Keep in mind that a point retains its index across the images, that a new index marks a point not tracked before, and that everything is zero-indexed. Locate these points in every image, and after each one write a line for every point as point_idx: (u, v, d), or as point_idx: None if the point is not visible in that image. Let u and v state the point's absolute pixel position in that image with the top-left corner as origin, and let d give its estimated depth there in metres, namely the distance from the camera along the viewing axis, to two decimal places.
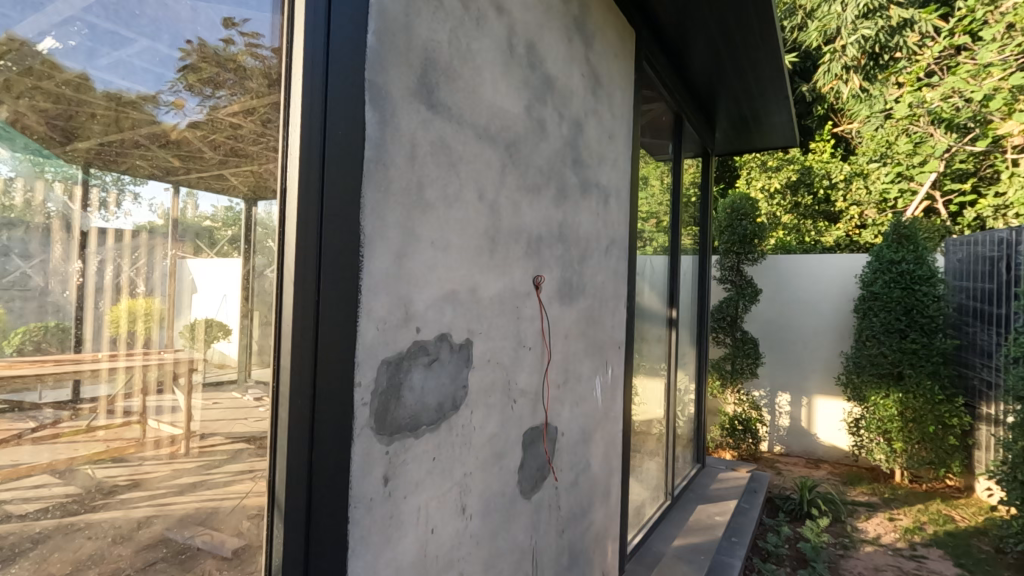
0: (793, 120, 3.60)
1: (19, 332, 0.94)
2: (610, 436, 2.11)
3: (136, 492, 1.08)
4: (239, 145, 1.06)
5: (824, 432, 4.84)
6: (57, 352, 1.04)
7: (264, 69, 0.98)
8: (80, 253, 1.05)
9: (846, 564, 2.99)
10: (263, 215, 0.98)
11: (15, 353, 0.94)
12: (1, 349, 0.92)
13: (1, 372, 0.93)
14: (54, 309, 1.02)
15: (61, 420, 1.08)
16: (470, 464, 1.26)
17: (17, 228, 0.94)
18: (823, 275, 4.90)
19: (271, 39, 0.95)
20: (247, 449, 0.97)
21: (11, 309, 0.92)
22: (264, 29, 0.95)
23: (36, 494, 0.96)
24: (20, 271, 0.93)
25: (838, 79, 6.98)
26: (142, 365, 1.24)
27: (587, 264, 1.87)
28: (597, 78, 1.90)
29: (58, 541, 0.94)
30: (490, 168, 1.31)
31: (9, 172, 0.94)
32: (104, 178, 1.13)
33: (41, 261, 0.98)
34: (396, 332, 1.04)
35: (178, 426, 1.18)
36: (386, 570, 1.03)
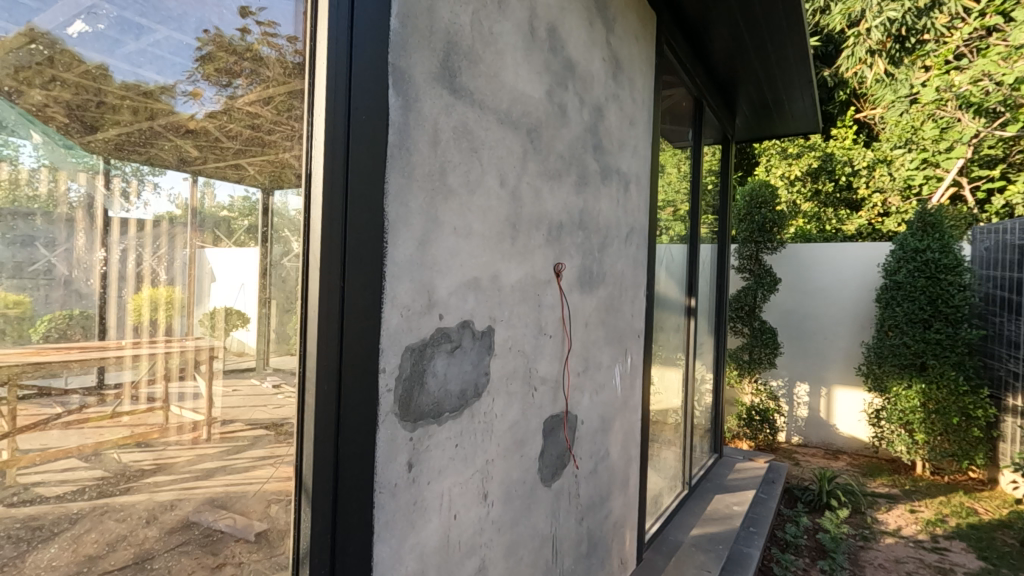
0: (816, 105, 3.51)
1: (44, 321, 1.05)
2: (629, 425, 2.10)
3: (160, 475, 1.30)
4: (258, 134, 1.10)
5: (843, 423, 4.78)
6: (82, 339, 1.20)
7: (279, 58, 0.98)
8: (103, 242, 1.25)
9: (866, 555, 2.96)
10: (280, 205, 1.00)
11: (41, 340, 1.04)
12: (30, 336, 1.02)
13: (30, 356, 1.03)
14: (78, 297, 1.16)
15: (87, 405, 1.28)
16: (493, 452, 1.27)
17: (40, 217, 1.03)
18: (844, 264, 4.81)
19: (289, 27, 0.93)
20: (269, 435, 1.03)
21: (38, 297, 1.01)
22: (283, 19, 0.94)
23: (65, 475, 1.12)
24: (45, 261, 1.02)
25: (862, 63, 6.82)
26: (164, 352, 1.52)
27: (607, 252, 1.85)
28: (618, 63, 1.87)
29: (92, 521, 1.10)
30: (511, 154, 1.30)
31: (33, 164, 1.02)
32: (124, 168, 1.30)
33: (65, 249, 1.10)
34: (419, 319, 1.04)
35: (199, 412, 1.41)
36: (411, 555, 1.03)
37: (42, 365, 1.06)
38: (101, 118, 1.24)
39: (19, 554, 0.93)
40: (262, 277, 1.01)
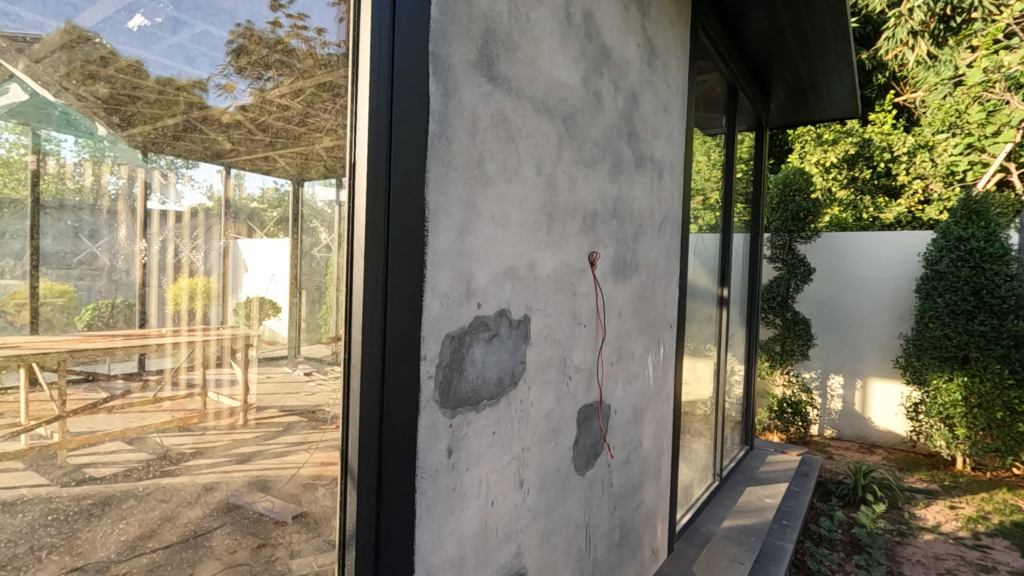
0: (856, 88, 3.39)
1: (87, 309, 1.41)
2: (661, 415, 2.09)
3: (201, 458, 1.76)
4: (288, 125, 1.49)
5: (879, 417, 4.66)
6: (123, 327, 1.59)
7: (307, 48, 1.18)
8: (140, 236, 1.60)
9: (904, 551, 2.89)
10: (308, 195, 1.23)
11: (84, 327, 1.40)
12: (75, 323, 1.39)
13: (79, 342, 1.40)
14: (121, 291, 1.57)
15: (131, 391, 1.74)
16: (528, 440, 1.27)
17: (81, 211, 1.37)
18: (883, 254, 4.67)
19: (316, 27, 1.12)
20: (304, 422, 1.38)
21: (80, 288, 1.39)
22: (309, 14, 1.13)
23: (110, 459, 1.53)
24: (87, 251, 1.39)
25: (903, 45, 6.56)
26: (203, 340, 1.97)
27: (641, 241, 1.83)
28: (653, 48, 1.84)
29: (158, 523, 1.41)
30: (548, 143, 1.29)
31: (73, 160, 1.33)
32: (160, 161, 1.67)
33: (105, 244, 1.46)
34: (458, 307, 1.05)
35: (235, 399, 1.99)
36: (450, 539, 1.05)
37: (82, 353, 1.41)
38: (138, 115, 1.62)
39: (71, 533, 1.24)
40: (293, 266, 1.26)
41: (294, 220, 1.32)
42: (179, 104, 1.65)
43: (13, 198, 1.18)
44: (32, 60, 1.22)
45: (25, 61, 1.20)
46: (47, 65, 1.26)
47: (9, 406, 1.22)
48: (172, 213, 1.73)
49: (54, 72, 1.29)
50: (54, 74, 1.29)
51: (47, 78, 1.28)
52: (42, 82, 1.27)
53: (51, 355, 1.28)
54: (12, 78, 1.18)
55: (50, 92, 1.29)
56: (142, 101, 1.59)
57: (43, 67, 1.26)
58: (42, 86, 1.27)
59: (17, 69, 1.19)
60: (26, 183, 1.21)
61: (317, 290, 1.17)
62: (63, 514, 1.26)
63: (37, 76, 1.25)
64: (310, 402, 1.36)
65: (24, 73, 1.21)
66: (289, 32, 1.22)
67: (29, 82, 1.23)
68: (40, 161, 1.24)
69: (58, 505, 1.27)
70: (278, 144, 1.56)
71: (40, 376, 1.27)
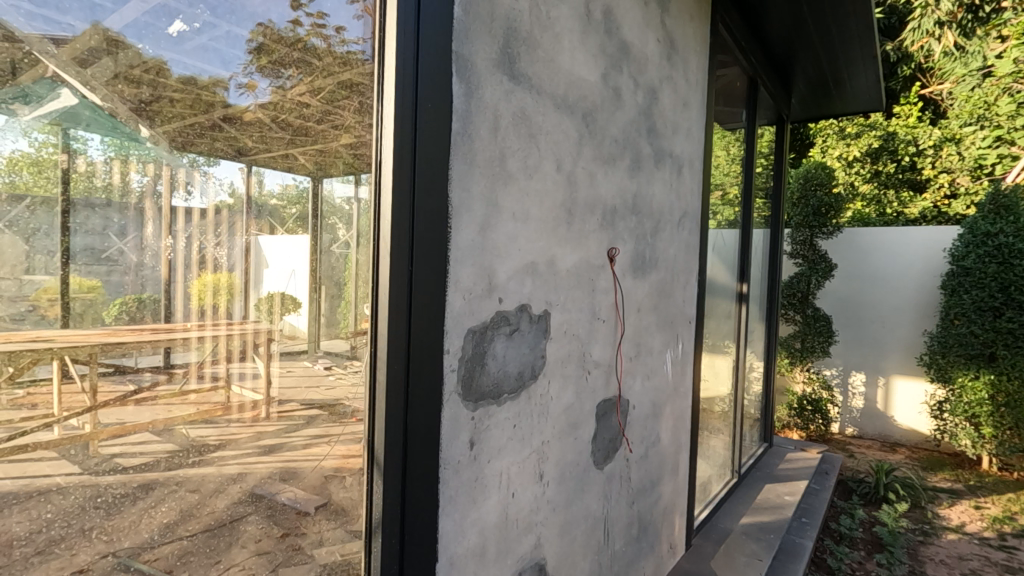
0: (880, 80, 3.32)
1: (117, 304, 1.48)
2: (679, 411, 2.09)
3: (225, 450, 1.80)
4: (309, 123, 1.53)
5: (902, 415, 4.59)
6: (151, 321, 1.70)
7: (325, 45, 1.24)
8: (168, 231, 1.71)
9: (927, 551, 2.85)
10: (329, 193, 1.27)
11: (114, 321, 1.47)
12: (106, 316, 1.45)
13: (109, 337, 1.48)
14: (150, 284, 1.65)
15: (158, 384, 1.90)
16: (548, 433, 1.29)
17: (111, 208, 1.44)
18: (908, 250, 4.58)
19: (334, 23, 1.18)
20: (323, 415, 1.47)
21: (111, 283, 1.43)
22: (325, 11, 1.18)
23: (141, 447, 1.61)
24: (118, 247, 1.47)
25: (929, 36, 6.40)
26: (225, 334, 2.11)
27: (660, 236, 1.83)
28: (672, 43, 1.83)
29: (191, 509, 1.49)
30: (568, 139, 1.30)
31: (101, 155, 1.41)
32: (185, 160, 1.77)
33: (135, 240, 1.55)
34: (480, 302, 1.07)
35: (257, 393, 2.07)
36: (471, 530, 1.07)
37: (115, 346, 1.52)
38: (158, 110, 1.65)
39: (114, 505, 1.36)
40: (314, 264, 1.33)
41: (313, 218, 1.40)
42: (200, 103, 1.71)
43: (47, 196, 1.19)
44: (80, 65, 1.32)
45: (75, 67, 1.31)
46: (94, 71, 1.38)
47: (43, 396, 1.25)
48: (195, 209, 1.83)
49: (102, 77, 1.43)
50: (101, 79, 1.42)
51: (94, 82, 1.39)
52: (90, 86, 1.38)
53: (84, 348, 1.39)
54: (64, 84, 1.26)
55: (98, 97, 1.42)
56: (162, 99, 1.64)
57: (92, 71, 1.38)
58: (89, 91, 1.38)
59: (69, 75, 1.28)
60: (56, 182, 1.22)
61: (336, 286, 1.22)
62: (111, 497, 1.38)
63: (86, 81, 1.35)
64: (331, 396, 1.42)
65: (75, 79, 1.31)
66: (309, 31, 1.29)
67: (76, 88, 1.32)
68: (70, 158, 1.27)
69: (106, 489, 1.39)
70: (299, 140, 1.62)
71: (73, 371, 1.38)
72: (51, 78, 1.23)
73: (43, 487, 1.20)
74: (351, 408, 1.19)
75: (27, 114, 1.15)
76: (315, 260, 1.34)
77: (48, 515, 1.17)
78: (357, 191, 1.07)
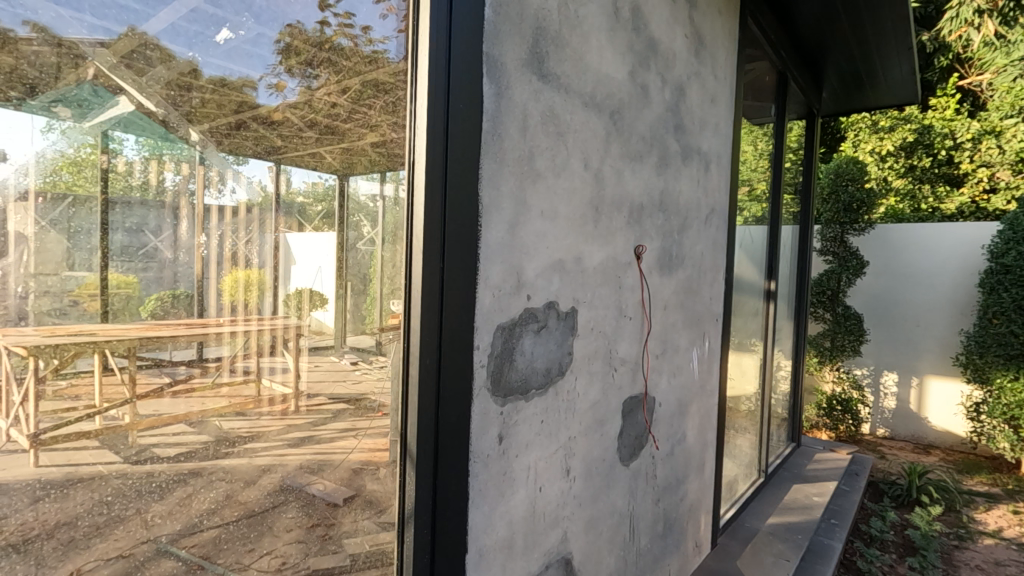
0: (916, 72, 3.22)
1: (153, 299, 1.57)
2: (705, 409, 2.08)
3: (255, 442, 1.85)
4: (336, 123, 1.62)
5: (936, 416, 4.46)
6: (186, 316, 1.73)
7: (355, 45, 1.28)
8: (203, 229, 1.75)
9: (962, 556, 2.78)
10: (358, 195, 1.30)
11: (149, 315, 1.56)
12: (141, 312, 1.54)
13: (148, 329, 1.57)
14: (186, 282, 1.71)
15: (192, 376, 1.96)
16: (575, 429, 1.30)
17: (144, 206, 1.49)
18: (943, 247, 4.45)
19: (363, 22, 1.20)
20: (350, 409, 1.53)
21: (150, 277, 1.52)
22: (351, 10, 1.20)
23: (173, 439, 1.67)
24: (151, 246, 1.52)
25: (968, 25, 6.18)
26: (256, 330, 2.19)
27: (687, 234, 1.82)
28: (700, 38, 1.82)
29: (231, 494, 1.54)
30: (595, 137, 1.31)
31: (133, 156, 1.49)
32: (226, 158, 1.89)
33: (169, 237, 1.61)
34: (509, 299, 1.08)
35: (288, 386, 2.11)
36: (500, 522, 1.09)
37: (154, 339, 1.60)
38: (194, 109, 1.76)
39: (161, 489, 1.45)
40: (341, 259, 1.37)
41: (338, 214, 1.46)
42: (233, 103, 1.77)
43: (87, 194, 1.29)
44: (138, 74, 1.50)
45: (132, 75, 1.49)
46: (148, 79, 1.54)
47: (85, 388, 1.41)
48: (227, 207, 1.85)
49: (156, 84, 1.58)
50: (154, 85, 1.58)
51: (149, 90, 1.57)
52: (146, 93, 1.57)
53: (123, 343, 1.48)
54: (120, 92, 1.47)
55: (151, 103, 1.60)
56: (200, 100, 1.73)
57: (146, 81, 1.54)
58: (146, 97, 1.57)
59: (126, 82, 1.48)
60: (94, 180, 1.32)
61: (362, 281, 1.26)
62: (163, 482, 1.48)
63: (142, 89, 1.54)
64: (357, 390, 1.48)
65: (131, 85, 1.50)
66: (336, 31, 1.33)
67: (133, 96, 1.52)
68: (107, 158, 1.38)
69: (155, 473, 1.49)
70: (325, 139, 1.72)
71: (111, 362, 1.47)
72: (93, 82, 1.36)
73: (89, 475, 1.34)
74: (378, 402, 1.24)
75: (69, 118, 1.25)
76: (341, 256, 1.38)
77: (107, 498, 1.33)
78: (382, 189, 1.12)
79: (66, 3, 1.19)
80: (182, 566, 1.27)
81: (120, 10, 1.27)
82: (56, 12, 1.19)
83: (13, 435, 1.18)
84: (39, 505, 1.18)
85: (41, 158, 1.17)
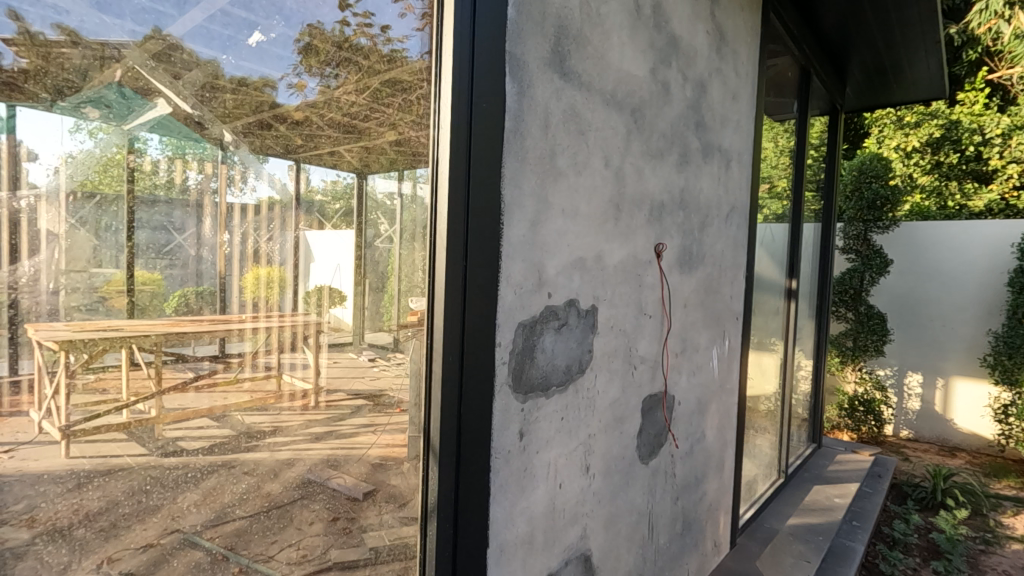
0: (944, 66, 3.15)
1: (175, 296, 1.57)
2: (725, 408, 2.06)
3: (278, 435, 1.89)
4: (356, 124, 1.64)
5: (962, 418, 4.36)
6: (208, 311, 1.76)
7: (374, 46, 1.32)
8: (223, 228, 1.77)
9: (989, 560, 2.72)
10: (377, 194, 1.32)
11: (172, 311, 1.57)
12: (165, 307, 1.54)
13: (169, 324, 1.58)
14: (207, 279, 1.72)
15: (216, 371, 2.00)
16: (595, 427, 1.31)
17: (170, 205, 1.53)
18: (971, 245, 4.36)
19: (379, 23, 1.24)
20: (370, 404, 1.55)
21: (172, 275, 1.53)
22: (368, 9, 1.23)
23: (199, 432, 1.71)
24: (178, 244, 1.56)
25: (998, 17, 6.01)
26: (279, 325, 2.21)
27: (708, 232, 1.81)
28: (722, 35, 1.80)
29: (253, 487, 1.58)
30: (616, 135, 1.31)
31: (157, 155, 1.50)
32: (235, 159, 1.86)
33: (192, 233, 1.62)
34: (531, 297, 1.09)
35: (308, 381, 2.19)
36: (521, 518, 1.10)
37: (178, 334, 1.65)
38: (228, 111, 1.79)
39: (195, 478, 1.52)
40: (360, 257, 1.40)
41: (357, 213, 1.49)
42: (253, 103, 1.79)
43: (115, 193, 1.32)
44: (174, 76, 1.57)
45: (169, 77, 1.56)
46: (185, 82, 1.62)
47: (112, 382, 1.43)
48: (249, 205, 1.91)
49: (191, 87, 1.66)
50: (190, 89, 1.66)
51: (185, 92, 1.65)
52: (183, 95, 1.65)
53: (150, 338, 1.52)
54: (160, 94, 1.54)
55: (189, 105, 1.68)
56: (230, 100, 1.76)
57: (183, 83, 1.62)
58: (183, 100, 1.65)
59: (164, 85, 1.54)
60: (121, 179, 1.36)
61: (380, 278, 1.27)
62: (199, 469, 1.56)
63: (179, 92, 1.62)
64: (376, 387, 1.50)
65: (168, 89, 1.57)
66: (356, 31, 1.35)
67: (171, 98, 1.60)
68: (133, 157, 1.41)
69: (193, 459, 1.57)
70: (344, 139, 1.73)
71: (139, 356, 1.51)
72: (119, 83, 1.38)
73: (118, 467, 1.38)
74: (396, 398, 1.25)
75: (97, 118, 1.28)
76: (360, 253, 1.41)
77: (146, 486, 1.39)
78: (400, 187, 1.14)
79: (110, 10, 1.26)
80: (208, 556, 1.31)
81: (146, 10, 1.32)
82: (99, 18, 1.25)
83: (43, 426, 1.20)
84: (73, 494, 1.22)
85: (66, 158, 1.18)
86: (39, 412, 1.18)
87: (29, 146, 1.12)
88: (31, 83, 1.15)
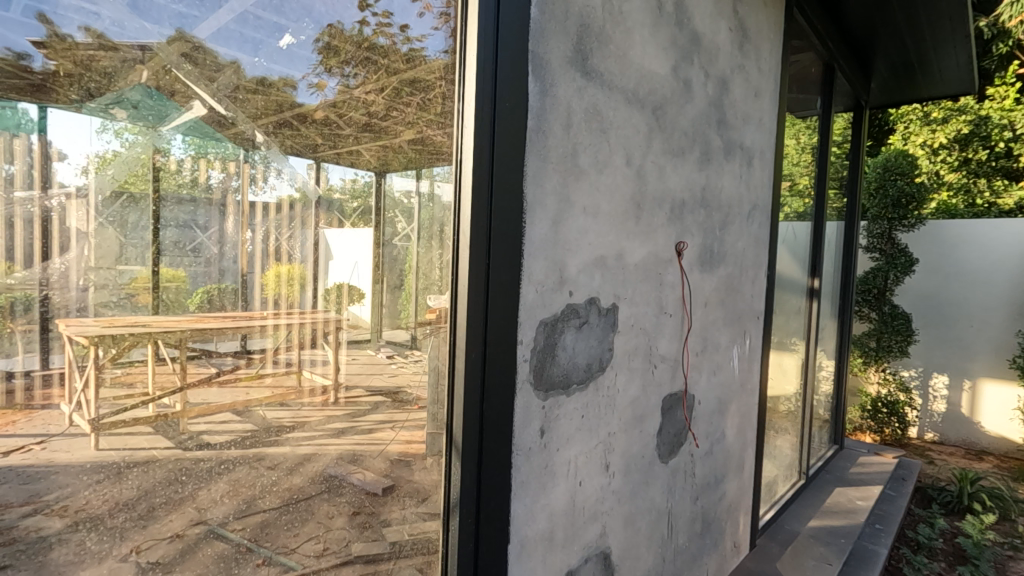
0: (973, 60, 3.08)
1: (199, 293, 1.58)
2: (745, 408, 2.05)
3: (298, 430, 1.93)
4: (373, 122, 1.71)
5: (990, 421, 4.26)
6: (234, 312, 1.76)
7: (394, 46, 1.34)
8: (248, 225, 1.64)
9: (1017, 567, 2.66)
10: (396, 195, 1.34)
11: (197, 309, 1.58)
12: (189, 304, 1.56)
13: (194, 321, 1.58)
14: (229, 275, 1.65)
15: (239, 366, 2.03)
16: (615, 425, 1.31)
17: (196, 203, 1.52)
18: (1000, 243, 4.25)
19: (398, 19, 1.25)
20: (390, 402, 1.66)
21: (195, 275, 1.54)
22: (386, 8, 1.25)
23: (223, 429, 1.72)
24: (202, 241, 1.54)
25: None
26: (299, 323, 2.15)
27: (729, 230, 1.80)
28: (745, 31, 1.78)
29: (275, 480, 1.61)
30: (638, 134, 1.30)
31: (181, 154, 1.51)
32: (257, 157, 1.78)
33: (216, 231, 1.57)
34: (552, 296, 1.09)
35: (328, 376, 2.22)
36: (541, 514, 1.11)
37: (203, 330, 1.63)
38: (260, 111, 1.78)
39: (221, 469, 1.57)
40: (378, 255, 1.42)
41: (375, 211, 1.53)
42: (275, 102, 1.77)
43: (140, 192, 1.34)
44: (209, 79, 1.61)
45: (204, 80, 1.60)
46: (219, 86, 1.65)
47: (140, 376, 1.48)
48: (270, 204, 1.75)
49: (224, 90, 1.68)
50: (224, 91, 1.68)
51: (220, 95, 1.68)
52: (218, 98, 1.68)
53: (176, 334, 1.51)
54: (194, 98, 1.59)
55: (224, 108, 1.71)
56: (265, 102, 1.76)
57: (217, 86, 1.65)
58: (218, 101, 1.68)
59: (199, 87, 1.59)
60: (146, 178, 1.37)
61: (398, 276, 1.29)
62: (231, 461, 1.63)
63: (214, 94, 1.64)
64: (394, 383, 1.55)
65: (204, 91, 1.61)
66: (375, 31, 1.38)
67: (206, 101, 1.63)
68: (158, 157, 1.42)
69: (223, 450, 1.63)
70: (363, 137, 1.77)
71: (163, 352, 1.52)
72: (146, 85, 1.43)
73: (143, 458, 1.42)
74: (415, 395, 1.27)
75: (125, 118, 1.33)
76: (379, 252, 1.43)
77: (180, 478, 1.45)
78: (419, 185, 1.16)
79: (148, 16, 1.35)
80: (232, 547, 1.34)
81: (176, 14, 1.37)
82: (139, 24, 1.34)
83: (74, 419, 1.23)
84: (97, 487, 1.25)
85: (93, 158, 1.22)
86: (70, 405, 1.22)
87: (59, 147, 1.17)
88: (64, 85, 1.23)
